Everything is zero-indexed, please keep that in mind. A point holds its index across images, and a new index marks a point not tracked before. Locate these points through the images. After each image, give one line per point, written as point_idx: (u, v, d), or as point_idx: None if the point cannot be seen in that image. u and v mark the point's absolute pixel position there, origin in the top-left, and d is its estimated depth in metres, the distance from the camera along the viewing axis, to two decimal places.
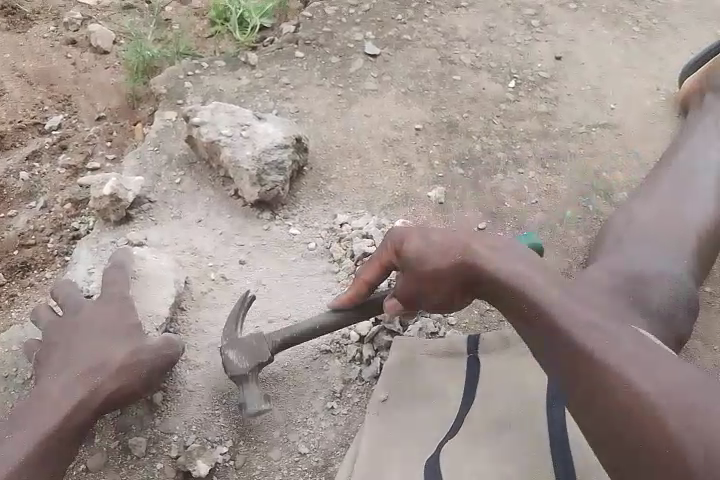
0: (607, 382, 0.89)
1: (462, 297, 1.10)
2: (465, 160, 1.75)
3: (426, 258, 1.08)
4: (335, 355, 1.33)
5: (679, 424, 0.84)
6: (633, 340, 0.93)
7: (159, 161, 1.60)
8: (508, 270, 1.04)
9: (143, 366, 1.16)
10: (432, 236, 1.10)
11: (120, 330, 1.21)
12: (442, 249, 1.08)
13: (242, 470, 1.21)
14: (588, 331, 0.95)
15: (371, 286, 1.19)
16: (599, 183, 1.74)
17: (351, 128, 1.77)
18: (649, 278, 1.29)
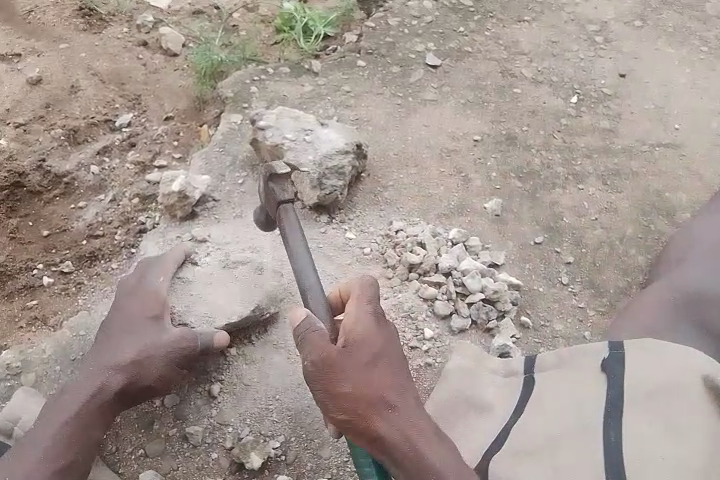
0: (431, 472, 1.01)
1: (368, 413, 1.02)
2: (524, 173, 1.74)
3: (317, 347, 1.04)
4: None
5: None
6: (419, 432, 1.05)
7: (223, 161, 1.65)
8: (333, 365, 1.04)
9: (154, 358, 1.20)
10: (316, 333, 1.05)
11: (140, 323, 1.24)
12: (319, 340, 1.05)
13: (293, 465, 1.22)
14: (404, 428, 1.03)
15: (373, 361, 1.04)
16: (660, 202, 1.71)
17: (410, 137, 1.79)
18: (714, 298, 1.28)
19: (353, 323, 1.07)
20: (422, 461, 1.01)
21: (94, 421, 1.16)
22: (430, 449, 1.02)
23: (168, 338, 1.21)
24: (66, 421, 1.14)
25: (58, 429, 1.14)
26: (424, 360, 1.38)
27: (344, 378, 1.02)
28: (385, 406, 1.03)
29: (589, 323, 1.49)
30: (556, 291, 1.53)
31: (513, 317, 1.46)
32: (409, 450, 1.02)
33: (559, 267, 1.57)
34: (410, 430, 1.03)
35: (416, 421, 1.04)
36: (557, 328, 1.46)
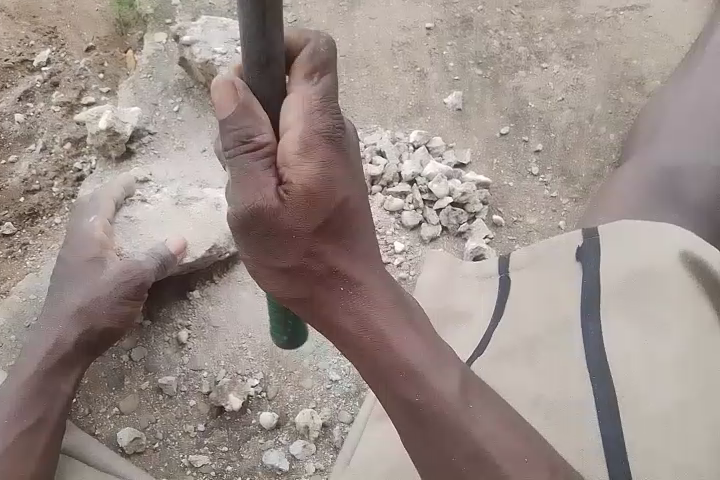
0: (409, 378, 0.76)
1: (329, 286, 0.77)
2: (483, 59, 1.61)
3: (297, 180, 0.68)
4: None
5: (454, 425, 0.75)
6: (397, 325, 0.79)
7: (155, 88, 1.50)
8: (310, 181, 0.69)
9: (104, 301, 1.11)
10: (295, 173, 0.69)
11: (85, 269, 1.15)
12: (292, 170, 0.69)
13: (276, 400, 1.17)
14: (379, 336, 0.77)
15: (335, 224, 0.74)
16: (630, 72, 1.60)
17: (356, 34, 1.63)
18: (686, 170, 1.22)
19: (288, 163, 0.68)
20: (391, 353, 0.77)
21: (56, 376, 1.08)
22: (400, 337, 0.78)
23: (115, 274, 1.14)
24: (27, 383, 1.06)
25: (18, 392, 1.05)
26: (398, 275, 1.32)
27: (277, 252, 0.74)
28: (339, 285, 0.77)
29: (563, 213, 1.42)
30: (528, 183, 1.45)
31: (485, 218, 1.39)
32: (373, 338, 0.77)
33: (528, 157, 1.48)
34: (383, 306, 0.79)
35: (390, 310, 0.79)
36: (531, 221, 1.41)
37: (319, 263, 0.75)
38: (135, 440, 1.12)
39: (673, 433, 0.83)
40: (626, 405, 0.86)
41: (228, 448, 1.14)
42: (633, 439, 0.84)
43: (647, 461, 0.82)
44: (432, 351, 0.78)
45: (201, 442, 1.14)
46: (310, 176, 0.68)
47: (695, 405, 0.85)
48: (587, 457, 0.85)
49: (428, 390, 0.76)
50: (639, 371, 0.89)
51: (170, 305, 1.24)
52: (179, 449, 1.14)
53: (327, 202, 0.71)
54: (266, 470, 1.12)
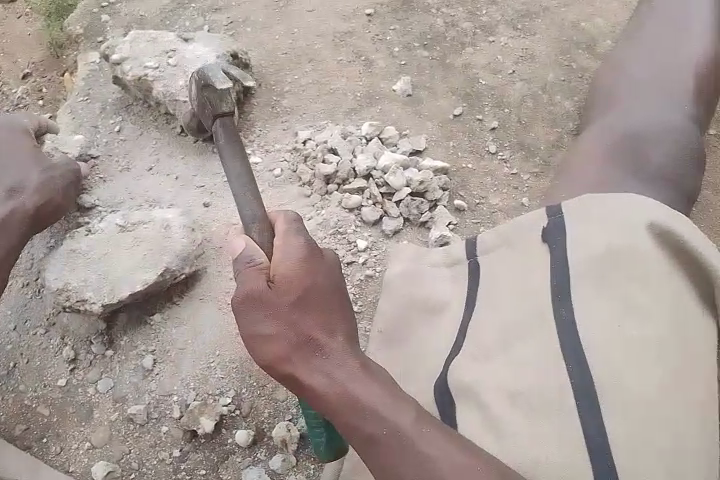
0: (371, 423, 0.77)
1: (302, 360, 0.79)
2: (429, 39, 1.57)
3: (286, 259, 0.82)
4: None
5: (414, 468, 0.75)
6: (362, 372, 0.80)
7: (93, 109, 1.46)
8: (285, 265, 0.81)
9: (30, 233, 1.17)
10: (287, 249, 0.83)
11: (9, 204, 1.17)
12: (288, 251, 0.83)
13: (250, 416, 1.13)
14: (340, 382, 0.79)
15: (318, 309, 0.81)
16: (580, 36, 1.57)
17: (296, 29, 1.58)
18: (643, 132, 1.19)
19: (276, 264, 0.81)
20: (357, 407, 0.77)
21: None
22: (363, 388, 0.78)
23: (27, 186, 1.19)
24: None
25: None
26: (364, 272, 1.28)
27: (261, 321, 0.79)
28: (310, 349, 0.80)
29: (528, 189, 1.39)
30: (487, 163, 1.41)
31: (446, 204, 1.35)
32: (342, 401, 0.78)
33: (484, 135, 1.44)
34: (345, 365, 0.80)
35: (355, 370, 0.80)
36: (494, 202, 1.37)
37: (296, 331, 0.79)
38: (110, 473, 1.08)
39: (659, 417, 0.79)
40: (607, 395, 0.80)
41: (206, 471, 1.10)
42: (616, 429, 0.79)
43: (630, 454, 0.77)
44: (395, 399, 0.79)
45: (178, 467, 1.10)
46: (290, 276, 0.80)
47: (675, 391, 0.82)
48: (567, 455, 0.79)
49: (391, 426, 0.76)
50: (619, 359, 0.83)
51: (131, 331, 1.19)
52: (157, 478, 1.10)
53: (299, 283, 0.80)
54: None
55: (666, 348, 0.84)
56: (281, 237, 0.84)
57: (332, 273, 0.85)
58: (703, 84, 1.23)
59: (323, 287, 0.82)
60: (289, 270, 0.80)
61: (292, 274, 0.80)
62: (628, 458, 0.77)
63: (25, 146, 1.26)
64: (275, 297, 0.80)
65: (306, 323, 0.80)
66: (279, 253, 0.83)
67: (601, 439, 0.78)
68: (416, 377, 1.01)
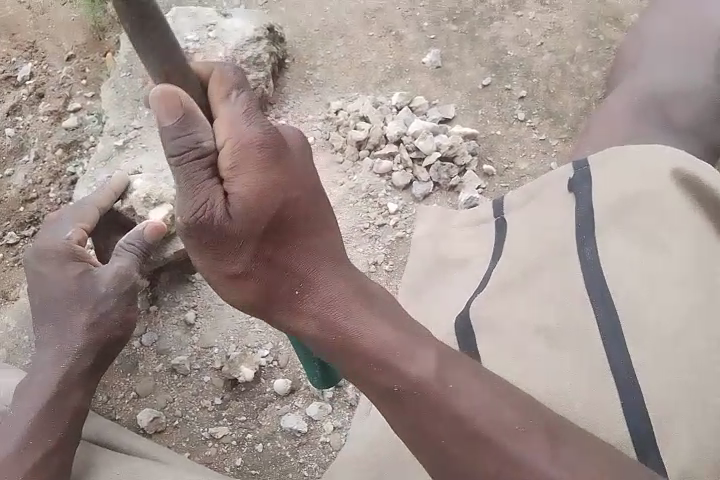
0: (384, 371, 0.77)
1: (295, 298, 0.78)
2: (458, 14, 1.60)
3: (248, 178, 0.70)
4: (364, 234, 1.33)
5: (438, 418, 0.76)
6: (361, 318, 0.78)
7: (136, 85, 1.53)
8: (237, 171, 0.69)
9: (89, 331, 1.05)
10: (249, 171, 0.69)
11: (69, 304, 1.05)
12: (251, 169, 0.70)
13: (287, 367, 1.20)
14: (346, 327, 0.78)
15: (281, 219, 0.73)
16: (608, 7, 1.59)
17: (328, 5, 1.62)
18: (670, 90, 1.22)
19: (233, 172, 0.69)
20: (364, 348, 0.77)
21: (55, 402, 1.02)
22: (367, 328, 0.78)
23: (82, 317, 1.05)
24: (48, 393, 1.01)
25: (29, 417, 1.00)
26: (394, 234, 1.33)
27: (232, 259, 0.74)
28: (292, 288, 0.77)
29: (555, 153, 1.43)
30: (514, 130, 1.45)
31: (475, 169, 1.39)
32: (352, 348, 0.78)
33: (512, 104, 1.48)
34: (351, 305, 0.79)
35: (357, 310, 0.79)
36: (522, 167, 1.41)
37: (276, 268, 0.76)
38: (155, 419, 1.15)
39: (680, 346, 0.83)
40: (629, 327, 0.84)
41: (246, 417, 1.17)
42: (640, 357, 0.82)
43: (654, 381, 0.81)
44: (406, 338, 0.79)
45: (219, 414, 1.17)
46: (249, 194, 0.70)
47: (699, 327, 0.84)
48: (590, 381, 0.83)
49: (407, 376, 0.77)
50: (643, 294, 0.86)
51: (173, 288, 1.25)
52: (199, 424, 1.17)
53: (269, 209, 0.72)
54: (285, 435, 1.15)
55: (692, 282, 0.86)
56: (229, 129, 0.69)
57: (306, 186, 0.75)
58: None
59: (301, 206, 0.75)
60: (251, 193, 0.70)
61: (256, 194, 0.70)
62: (650, 385, 0.81)
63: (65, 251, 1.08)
64: (248, 223, 0.72)
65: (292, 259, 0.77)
66: (232, 164, 0.69)
67: (622, 366, 0.82)
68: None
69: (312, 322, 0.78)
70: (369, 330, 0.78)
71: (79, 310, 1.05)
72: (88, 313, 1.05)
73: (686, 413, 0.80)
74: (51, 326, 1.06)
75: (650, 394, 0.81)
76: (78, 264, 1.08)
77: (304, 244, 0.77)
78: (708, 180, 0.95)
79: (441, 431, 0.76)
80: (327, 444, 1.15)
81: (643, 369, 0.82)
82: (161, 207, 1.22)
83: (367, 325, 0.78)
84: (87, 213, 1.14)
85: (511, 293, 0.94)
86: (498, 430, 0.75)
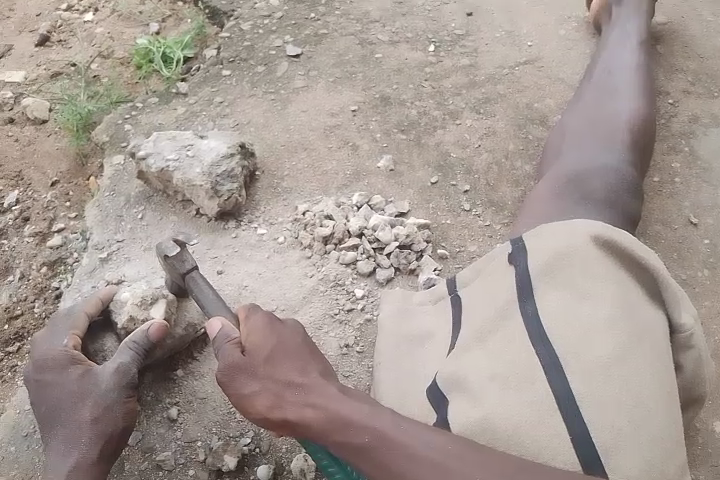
0: (358, 437, 0.94)
1: (281, 392, 1.00)
2: (405, 125, 1.83)
3: (258, 338, 1.05)
4: (339, 322, 1.44)
5: (407, 462, 0.90)
6: (334, 398, 0.98)
7: (119, 202, 1.66)
8: (254, 338, 1.05)
9: (84, 429, 1.15)
10: (259, 330, 1.06)
11: (74, 403, 1.17)
12: (264, 327, 1.06)
13: (269, 452, 1.25)
14: (322, 409, 0.97)
15: (278, 352, 1.04)
16: (533, 113, 1.85)
17: (291, 125, 1.83)
18: (590, 172, 1.42)
19: (248, 334, 1.06)
20: (343, 422, 0.95)
21: None
22: (344, 406, 0.97)
23: (86, 412, 1.16)
24: None
25: None
26: (363, 317, 1.44)
27: (246, 383, 1.02)
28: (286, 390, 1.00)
29: (499, 237, 1.59)
30: (463, 218, 1.62)
31: (431, 253, 1.54)
32: (328, 421, 0.96)
33: (460, 197, 1.67)
34: (326, 392, 1.00)
35: (330, 392, 1.00)
36: (472, 249, 1.56)
37: (274, 381, 1.01)
38: None
39: (612, 377, 0.96)
40: (573, 368, 0.97)
41: None
42: (581, 388, 0.95)
43: (599, 412, 0.93)
44: (373, 408, 0.97)
45: None
46: (258, 340, 1.04)
47: (626, 358, 0.98)
48: (544, 418, 0.94)
49: (375, 432, 0.93)
50: (576, 336, 1.00)
51: (156, 387, 1.31)
52: None
53: (268, 344, 1.04)
54: None
55: (617, 322, 1.01)
56: (245, 321, 1.08)
57: (293, 328, 1.08)
58: (632, 139, 1.49)
59: (289, 338, 1.06)
60: (259, 338, 1.05)
61: (260, 338, 1.05)
62: (592, 410, 0.93)
63: (63, 357, 1.21)
64: (252, 356, 1.03)
65: (281, 370, 1.02)
66: (247, 329, 1.07)
67: (567, 397, 0.94)
68: (412, 389, 1.14)
69: (296, 411, 0.98)
70: (342, 405, 0.97)
71: (83, 410, 1.17)
72: (90, 410, 1.16)
73: (632, 438, 0.92)
74: (59, 430, 1.17)
75: (594, 419, 0.92)
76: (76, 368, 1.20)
77: (284, 349, 1.04)
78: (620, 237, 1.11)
79: (413, 471, 0.90)
80: None
81: (588, 403, 0.94)
82: (160, 300, 1.28)
83: (340, 401, 0.98)
84: (76, 317, 1.26)
85: (472, 356, 1.07)
86: (459, 461, 0.89)
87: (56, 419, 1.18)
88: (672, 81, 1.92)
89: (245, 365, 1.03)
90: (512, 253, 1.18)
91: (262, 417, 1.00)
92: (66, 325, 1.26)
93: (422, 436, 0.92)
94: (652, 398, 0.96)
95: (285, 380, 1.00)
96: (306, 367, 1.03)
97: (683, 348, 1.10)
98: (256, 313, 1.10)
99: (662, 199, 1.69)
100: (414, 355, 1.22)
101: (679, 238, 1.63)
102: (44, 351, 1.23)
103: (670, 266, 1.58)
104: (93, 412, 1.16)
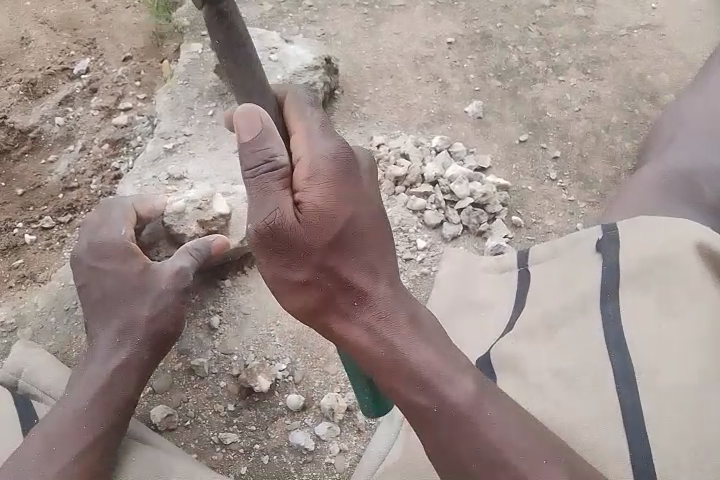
0: (424, 399, 0.86)
1: (338, 295, 0.85)
2: (502, 71, 1.67)
3: (322, 208, 0.80)
4: (395, 269, 1.37)
5: (470, 443, 0.85)
6: (406, 338, 0.87)
7: (190, 93, 1.58)
8: (317, 202, 0.79)
9: (142, 325, 1.15)
10: (325, 192, 0.80)
11: (132, 298, 1.17)
12: (335, 188, 0.80)
13: (302, 384, 1.22)
14: (390, 346, 0.86)
15: (342, 237, 0.82)
16: (645, 85, 1.68)
17: (381, 47, 1.70)
18: (702, 170, 1.28)
19: (309, 184, 0.79)
20: (410, 371, 0.86)
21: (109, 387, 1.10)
22: (415, 351, 0.87)
23: (144, 309, 1.16)
24: (100, 382, 1.10)
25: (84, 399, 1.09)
26: (420, 270, 1.37)
27: (297, 268, 0.82)
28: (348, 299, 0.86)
29: (581, 216, 1.48)
30: (546, 187, 1.51)
31: (504, 219, 1.44)
32: (391, 359, 0.86)
33: (546, 163, 1.54)
34: (396, 323, 0.87)
35: (400, 325, 0.87)
36: (550, 223, 1.46)
37: (336, 277, 0.84)
38: (168, 417, 1.17)
39: (689, 407, 0.88)
40: (645, 385, 0.90)
41: (255, 427, 1.19)
42: (653, 412, 0.88)
43: (665, 439, 0.86)
44: (446, 363, 0.88)
45: (230, 421, 1.19)
46: (324, 211, 0.80)
47: (710, 390, 0.89)
48: (606, 435, 0.89)
49: (446, 402, 0.86)
50: (658, 355, 0.92)
51: (202, 292, 1.28)
52: (210, 427, 1.19)
53: (336, 225, 0.81)
54: (291, 450, 1.17)
55: (706, 349, 0.92)
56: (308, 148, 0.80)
57: (363, 206, 0.83)
58: None
59: (360, 221, 0.83)
60: (323, 209, 0.80)
61: (325, 210, 0.80)
62: (660, 439, 0.86)
63: (121, 248, 1.19)
64: (310, 230, 0.80)
65: (346, 267, 0.84)
66: (307, 172, 0.79)
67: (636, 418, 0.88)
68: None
69: (357, 336, 0.86)
70: (415, 352, 0.86)
71: (140, 305, 1.16)
72: (147, 308, 1.16)
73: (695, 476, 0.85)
74: (111, 319, 1.16)
75: (660, 447, 0.86)
76: (136, 261, 1.19)
77: (353, 236, 0.83)
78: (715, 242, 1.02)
79: (472, 452, 0.85)
80: (331, 466, 1.16)
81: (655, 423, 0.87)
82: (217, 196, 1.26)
83: (414, 345, 0.87)
84: (129, 205, 1.21)
85: (535, 345, 1.01)
86: (527, 462, 0.84)
87: (107, 308, 1.17)
88: None
89: (301, 247, 0.81)
90: (602, 243, 1.08)
91: (305, 311, 0.87)
92: (120, 211, 1.21)
93: (496, 421, 0.86)
94: None
95: (348, 285, 0.85)
96: (375, 277, 0.87)
97: None
98: (322, 148, 0.81)
99: None
100: (466, 325, 1.16)
101: None
102: (100, 236, 1.20)
103: None
104: (149, 310, 1.16)
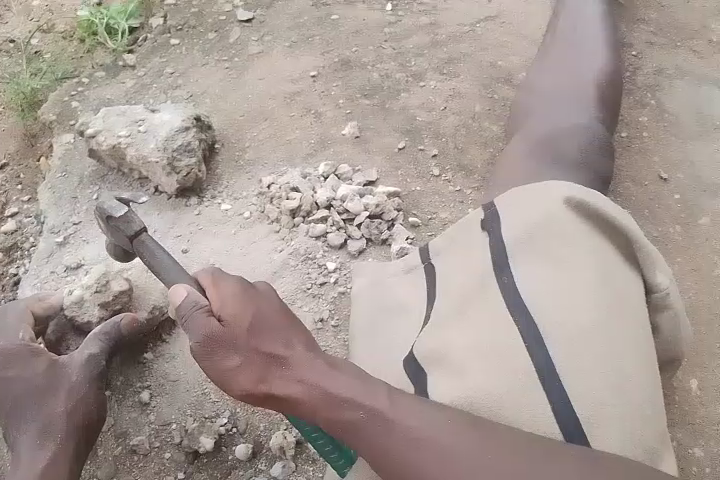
0: (368, 427, 0.91)
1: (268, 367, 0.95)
2: (368, 90, 1.77)
3: (233, 310, 0.96)
4: (312, 295, 1.41)
5: (426, 451, 0.87)
6: (336, 380, 0.95)
7: (72, 182, 1.58)
8: (228, 308, 0.96)
9: (62, 419, 1.12)
10: (231, 300, 0.96)
11: (46, 396, 1.14)
12: (242, 299, 0.97)
13: (247, 431, 1.22)
14: (325, 392, 0.93)
15: (260, 322, 0.96)
16: (498, 71, 1.81)
17: (250, 94, 1.75)
18: (560, 133, 1.39)
19: (220, 301, 0.96)
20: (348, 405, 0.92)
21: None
22: (347, 389, 0.94)
23: (60, 404, 1.13)
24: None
25: None
26: (337, 290, 1.41)
27: (228, 356, 0.94)
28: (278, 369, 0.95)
29: (472, 202, 1.57)
30: (434, 184, 1.60)
31: (403, 222, 1.51)
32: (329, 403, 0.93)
33: (428, 162, 1.63)
34: (324, 374, 0.95)
35: (328, 374, 0.96)
36: (444, 216, 1.54)
37: (261, 354, 0.95)
38: None
39: (592, 346, 0.94)
40: (551, 335, 0.96)
41: None
42: (561, 358, 0.94)
43: (577, 380, 0.92)
44: (371, 386, 0.94)
45: None
46: (236, 312, 0.95)
47: (606, 328, 0.96)
48: (527, 390, 0.93)
49: (388, 420, 0.90)
50: (556, 305, 0.99)
51: (126, 371, 1.27)
52: None
53: (247, 315, 0.96)
54: None
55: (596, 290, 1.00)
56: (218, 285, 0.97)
57: (268, 299, 0.99)
58: (600, 94, 1.47)
59: (267, 308, 0.98)
60: (234, 311, 0.95)
61: (236, 310, 0.96)
62: (573, 381, 0.92)
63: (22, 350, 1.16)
64: (232, 328, 0.94)
65: (267, 342, 0.96)
66: (217, 297, 0.97)
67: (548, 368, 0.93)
68: (388, 363, 1.12)
69: (295, 393, 0.93)
70: (348, 388, 0.94)
71: (56, 401, 1.14)
72: (64, 401, 1.13)
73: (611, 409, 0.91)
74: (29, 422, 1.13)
75: (574, 388, 0.91)
76: (42, 358, 1.16)
77: (267, 319, 0.97)
78: (589, 199, 1.10)
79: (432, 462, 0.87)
80: None
81: (567, 372, 0.93)
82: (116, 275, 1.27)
83: (344, 382, 0.94)
84: (25, 307, 1.21)
85: (450, 331, 1.05)
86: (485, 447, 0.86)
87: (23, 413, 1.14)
88: (634, 32, 1.90)
89: (224, 340, 0.94)
90: (488, 221, 1.16)
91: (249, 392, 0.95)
92: (16, 316, 1.20)
93: (440, 422, 0.90)
94: (634, 368, 0.95)
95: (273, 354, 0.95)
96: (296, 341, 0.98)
97: (659, 306, 1.09)
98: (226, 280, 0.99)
99: (630, 154, 1.69)
100: (390, 327, 1.20)
101: (650, 193, 1.63)
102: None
103: (642, 223, 1.58)
104: (67, 403, 1.13)
